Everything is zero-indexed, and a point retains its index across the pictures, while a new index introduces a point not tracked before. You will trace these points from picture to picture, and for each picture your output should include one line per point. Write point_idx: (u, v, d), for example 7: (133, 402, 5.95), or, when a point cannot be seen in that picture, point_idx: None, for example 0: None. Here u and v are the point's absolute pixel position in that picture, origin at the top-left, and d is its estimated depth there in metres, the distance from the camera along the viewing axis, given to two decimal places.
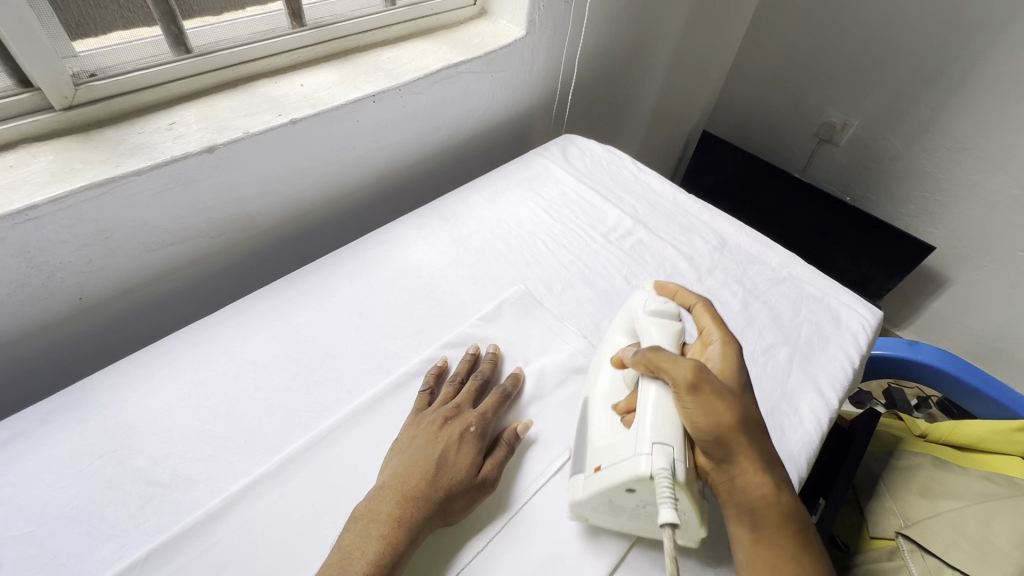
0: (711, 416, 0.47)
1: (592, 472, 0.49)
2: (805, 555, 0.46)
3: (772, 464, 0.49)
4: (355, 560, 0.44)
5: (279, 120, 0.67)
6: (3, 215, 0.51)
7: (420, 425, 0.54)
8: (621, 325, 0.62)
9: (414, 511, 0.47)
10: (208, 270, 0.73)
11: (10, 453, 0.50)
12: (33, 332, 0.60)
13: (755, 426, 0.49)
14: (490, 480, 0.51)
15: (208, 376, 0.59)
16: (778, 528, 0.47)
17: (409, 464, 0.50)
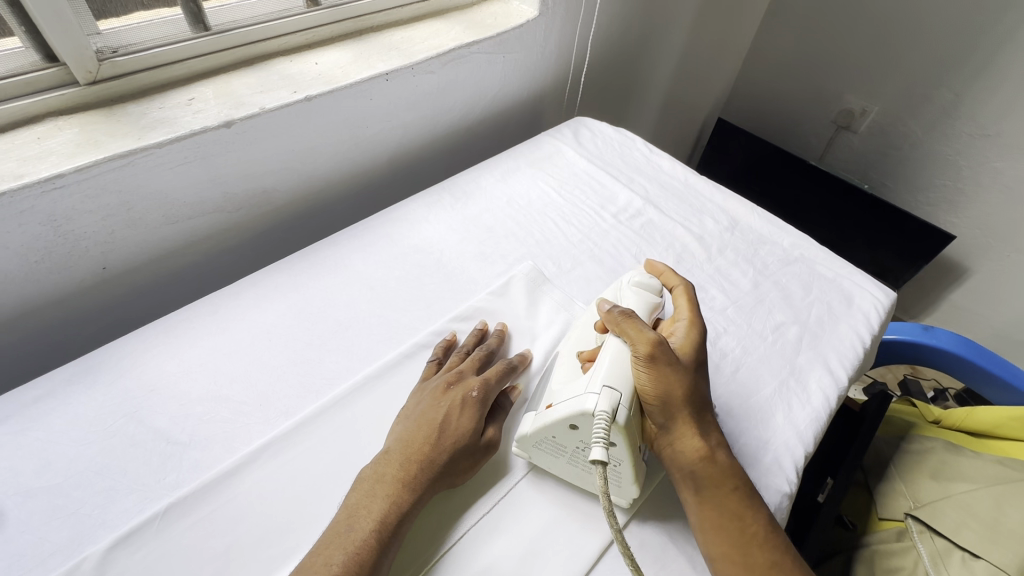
0: (659, 382, 0.49)
1: (546, 408, 0.51)
2: (750, 514, 0.48)
3: (711, 428, 0.51)
4: (360, 517, 0.45)
5: (295, 97, 0.69)
6: (33, 183, 0.53)
7: (424, 392, 0.55)
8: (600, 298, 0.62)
9: (417, 473, 0.47)
10: (225, 244, 0.75)
11: (37, 410, 0.53)
12: (58, 300, 0.62)
13: (698, 393, 0.51)
14: (491, 446, 0.52)
15: (224, 342, 0.60)
16: (723, 488, 0.49)
17: (413, 429, 0.51)
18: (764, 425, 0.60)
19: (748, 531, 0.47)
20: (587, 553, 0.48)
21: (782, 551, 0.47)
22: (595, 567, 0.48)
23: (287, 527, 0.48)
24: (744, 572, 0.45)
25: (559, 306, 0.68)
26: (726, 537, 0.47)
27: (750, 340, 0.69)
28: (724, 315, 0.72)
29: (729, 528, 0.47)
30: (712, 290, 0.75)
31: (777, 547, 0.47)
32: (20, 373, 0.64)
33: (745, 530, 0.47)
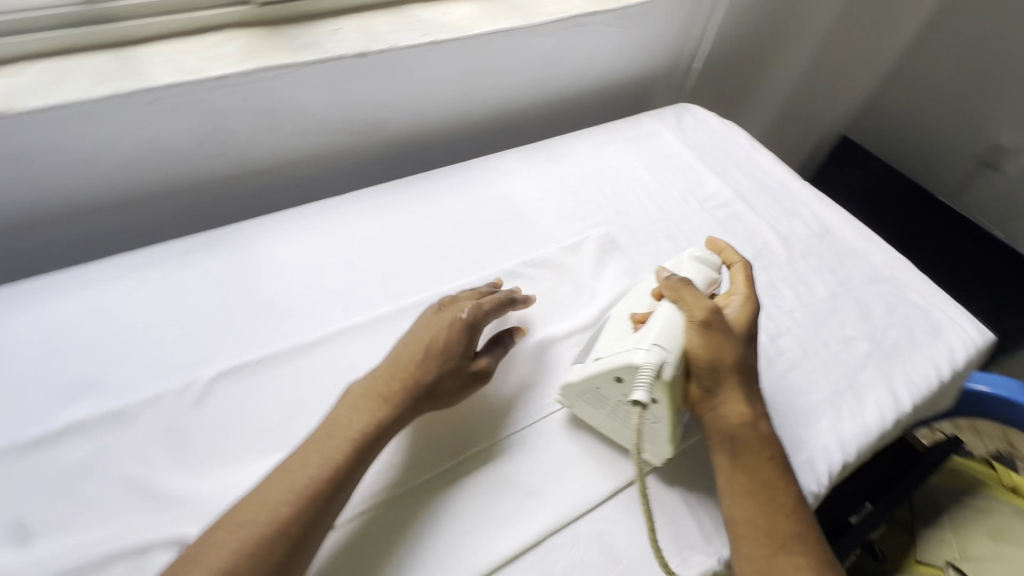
0: (711, 346, 0.51)
1: (593, 357, 0.54)
2: (783, 486, 0.49)
3: (758, 401, 0.53)
4: (341, 430, 0.48)
5: (422, 40, 0.76)
6: (207, 79, 0.65)
7: (416, 322, 0.57)
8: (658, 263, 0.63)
9: (400, 394, 0.51)
10: (339, 163, 0.84)
11: (174, 260, 0.64)
12: (202, 179, 0.74)
13: (748, 366, 0.53)
14: (477, 378, 0.55)
15: (324, 241, 0.69)
16: (761, 458, 0.50)
17: (399, 356, 0.53)
18: (805, 425, 0.60)
19: (778, 501, 0.49)
20: (600, 488, 0.52)
21: (809, 526, 0.48)
22: (604, 501, 0.52)
23: None
24: (767, 536, 0.47)
25: (624, 272, 0.71)
26: (755, 502, 0.48)
27: (813, 345, 0.68)
28: (791, 316, 0.70)
29: (760, 495, 0.49)
30: (784, 291, 0.73)
31: (804, 521, 0.48)
32: (158, 232, 0.76)
33: (776, 499, 0.49)
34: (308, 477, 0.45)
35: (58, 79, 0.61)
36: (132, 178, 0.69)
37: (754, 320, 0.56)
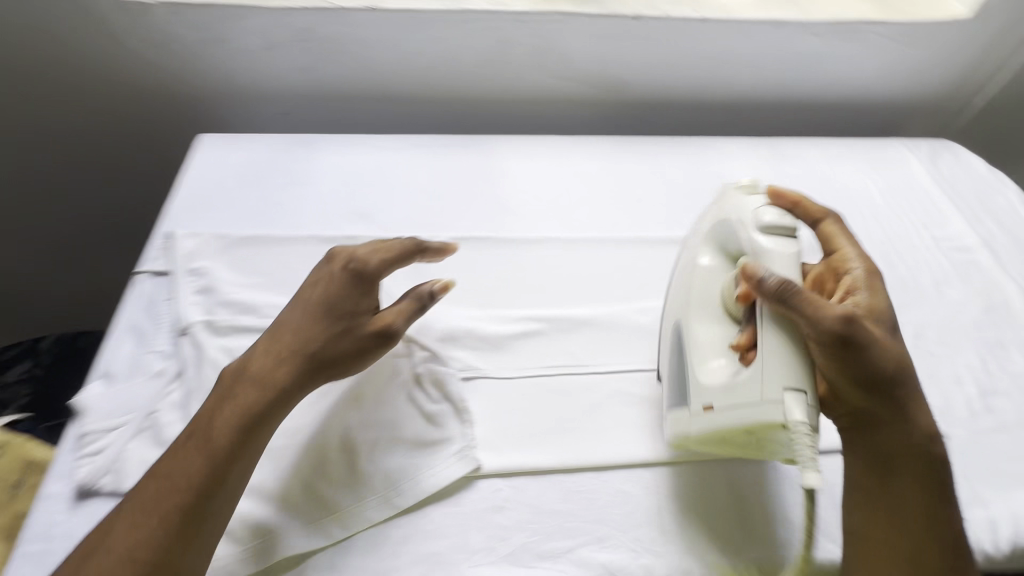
0: (850, 365, 0.45)
1: (708, 392, 0.47)
2: (943, 526, 0.46)
3: (922, 427, 0.48)
4: (223, 416, 0.44)
5: (694, 15, 0.80)
6: (510, 13, 0.78)
7: (305, 294, 0.51)
8: (711, 233, 0.54)
9: (289, 362, 0.47)
10: (578, 112, 0.92)
11: (441, 148, 0.79)
12: (469, 95, 0.88)
13: (903, 386, 0.47)
14: (381, 339, 0.50)
15: (553, 166, 0.79)
16: (920, 493, 0.47)
17: (291, 328, 0.49)
18: (993, 486, 0.55)
19: (933, 542, 0.45)
20: None
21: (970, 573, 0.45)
22: (753, 457, 0.54)
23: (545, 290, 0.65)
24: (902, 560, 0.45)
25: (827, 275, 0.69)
26: (902, 539, 0.46)
27: None
28: (1014, 381, 0.63)
29: (909, 531, 0.46)
30: (1014, 354, 0.65)
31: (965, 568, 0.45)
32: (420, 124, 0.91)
33: (932, 539, 0.46)
34: (186, 480, 0.42)
35: None
36: (425, 80, 0.85)
37: (888, 321, 0.50)
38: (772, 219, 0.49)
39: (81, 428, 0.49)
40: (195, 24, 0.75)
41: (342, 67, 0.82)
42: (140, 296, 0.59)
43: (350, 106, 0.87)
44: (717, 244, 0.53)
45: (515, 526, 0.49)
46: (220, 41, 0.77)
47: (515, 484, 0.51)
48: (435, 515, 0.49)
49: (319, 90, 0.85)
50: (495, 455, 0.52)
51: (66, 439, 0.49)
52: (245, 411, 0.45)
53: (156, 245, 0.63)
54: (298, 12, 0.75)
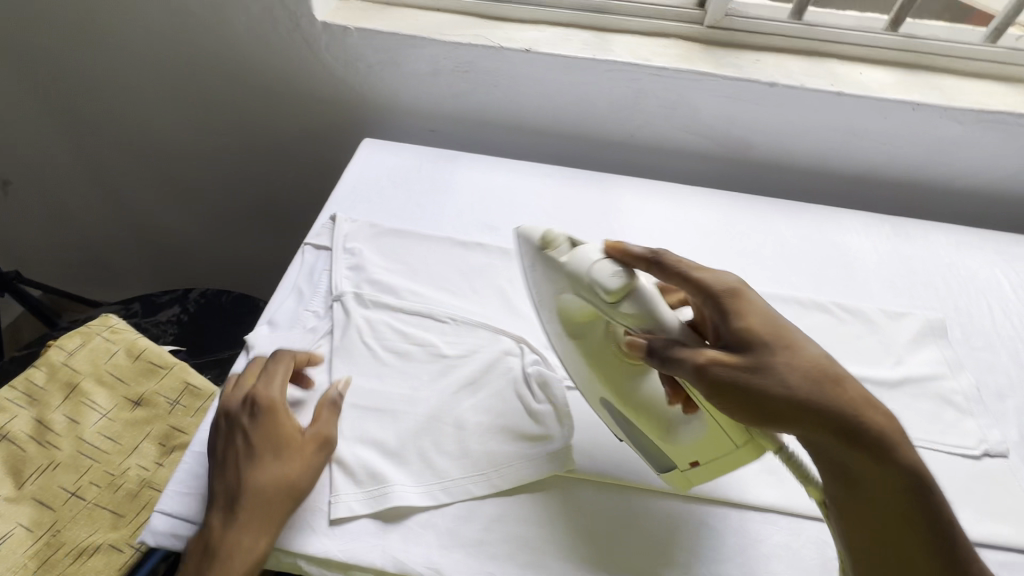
0: (747, 408, 0.43)
1: (682, 451, 0.51)
2: (950, 562, 0.41)
3: (883, 453, 0.42)
4: (245, 542, 0.45)
5: (830, 88, 0.83)
6: (651, 66, 0.84)
7: (228, 435, 0.51)
8: (556, 303, 0.53)
9: (271, 485, 0.48)
10: (696, 165, 0.97)
11: (567, 179, 0.86)
12: (598, 138, 0.95)
13: (833, 416, 0.42)
14: (321, 442, 0.51)
15: (668, 211, 0.84)
16: (910, 530, 0.42)
17: (243, 460, 0.49)
18: None
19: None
20: None
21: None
22: None
23: None
24: None
25: (942, 360, 0.68)
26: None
27: None
28: None
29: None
30: None
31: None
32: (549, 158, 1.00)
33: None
34: None
35: (561, 40, 0.87)
36: (560, 118, 0.93)
37: (769, 339, 0.45)
38: (613, 279, 0.49)
39: (251, 357, 0.59)
40: (378, 48, 0.88)
41: (490, 98, 0.92)
42: (304, 262, 0.70)
43: (489, 131, 0.97)
44: (570, 317, 0.53)
45: (597, 532, 0.51)
46: (394, 64, 0.90)
47: (604, 493, 0.54)
48: (528, 503, 0.53)
49: (465, 114, 0.95)
50: (590, 461, 0.55)
51: (236, 367, 0.59)
52: (252, 561, 0.45)
53: (321, 224, 0.74)
54: (465, 47, 0.86)
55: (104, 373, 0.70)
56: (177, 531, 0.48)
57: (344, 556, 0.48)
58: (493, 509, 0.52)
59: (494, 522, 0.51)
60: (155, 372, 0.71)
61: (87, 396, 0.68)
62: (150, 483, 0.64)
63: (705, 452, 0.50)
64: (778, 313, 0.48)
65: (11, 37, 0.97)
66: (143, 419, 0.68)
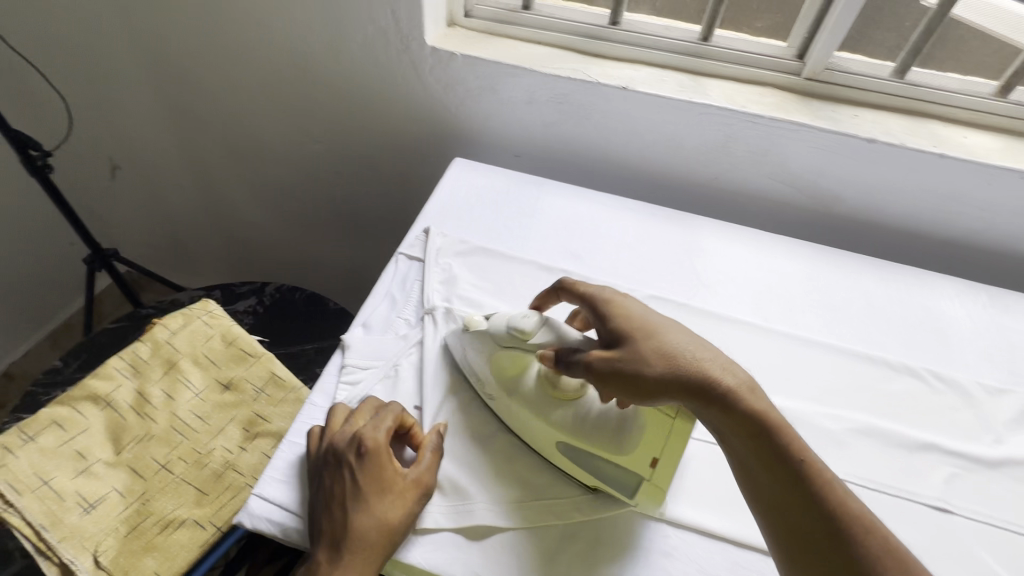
0: (632, 389, 0.48)
1: (635, 455, 0.51)
2: (823, 499, 0.43)
3: (735, 408, 0.46)
4: None
5: (932, 149, 0.81)
6: (746, 113, 0.85)
7: (332, 475, 0.50)
8: (488, 361, 0.57)
9: (374, 534, 0.48)
10: (779, 213, 0.96)
11: (651, 215, 0.87)
12: (681, 177, 0.96)
13: (691, 384, 0.47)
14: (424, 491, 0.51)
15: (752, 257, 0.83)
16: (780, 474, 0.45)
17: (348, 504, 0.48)
18: None
19: (817, 526, 0.43)
20: None
21: (879, 544, 0.41)
22: None
23: None
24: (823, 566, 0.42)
25: None
26: (788, 532, 0.43)
27: None
28: None
29: (792, 523, 0.43)
30: None
31: (869, 539, 0.41)
32: (630, 193, 1.02)
33: (816, 520, 0.43)
34: None
35: (657, 80, 0.89)
36: (645, 154, 0.95)
37: (631, 322, 0.52)
38: (522, 319, 0.55)
39: (343, 359, 0.62)
40: (479, 74, 0.92)
41: (580, 129, 0.95)
42: (397, 271, 0.73)
43: (572, 160, 1.00)
44: (502, 371, 0.57)
45: None
46: (491, 90, 0.93)
47: (684, 537, 0.53)
48: (607, 536, 0.52)
49: (553, 143, 0.98)
50: (673, 505, 0.54)
51: (331, 365, 0.61)
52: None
53: (414, 235, 0.77)
54: (562, 80, 0.89)
55: (200, 355, 0.74)
56: (273, 517, 0.50)
57: (427, 565, 0.49)
58: (568, 537, 0.52)
59: (571, 552, 0.51)
60: (245, 360, 0.74)
61: (183, 375, 0.72)
62: (233, 466, 0.67)
63: (654, 443, 0.51)
64: (653, 311, 0.54)
65: (147, 38, 1.06)
66: (231, 403, 0.72)
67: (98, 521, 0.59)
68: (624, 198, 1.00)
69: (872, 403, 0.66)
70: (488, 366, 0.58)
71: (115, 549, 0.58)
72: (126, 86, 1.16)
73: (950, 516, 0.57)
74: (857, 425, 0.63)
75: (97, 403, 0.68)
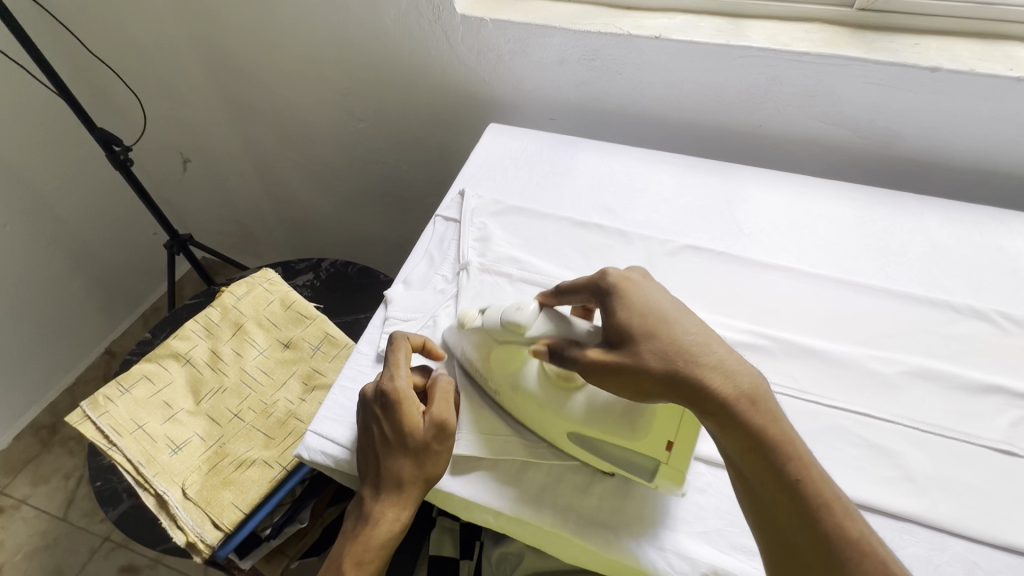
0: (629, 378, 0.47)
1: (650, 437, 0.49)
2: (818, 516, 0.42)
3: (736, 416, 0.44)
4: (392, 517, 0.52)
5: (1008, 73, 0.73)
6: (790, 52, 0.80)
7: (365, 423, 0.54)
8: (487, 356, 0.55)
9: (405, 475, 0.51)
10: (832, 157, 0.91)
11: (689, 166, 0.85)
12: (724, 126, 0.93)
13: (691, 386, 0.45)
14: (449, 429, 0.53)
15: (798, 203, 0.79)
16: (776, 487, 0.43)
17: (379, 450, 0.52)
18: None
19: (805, 542, 0.41)
20: (993, 531, 0.50)
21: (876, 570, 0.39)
22: (996, 544, 0.50)
23: (773, 314, 0.66)
24: None
25: None
26: (782, 547, 0.42)
27: None
28: None
29: (788, 540, 0.42)
30: None
31: (865, 562, 0.40)
32: (670, 148, 0.99)
33: (806, 535, 0.42)
34: (388, 547, 0.52)
35: (692, 27, 0.86)
36: (683, 106, 0.92)
37: (637, 313, 0.49)
38: (516, 312, 0.52)
39: (387, 312, 0.66)
40: (510, 38, 0.92)
41: (614, 85, 0.93)
42: (435, 232, 0.76)
43: (607, 119, 0.99)
44: (502, 365, 0.54)
45: (713, 510, 0.51)
46: (523, 53, 0.94)
47: (719, 475, 0.53)
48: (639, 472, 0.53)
49: (585, 101, 0.97)
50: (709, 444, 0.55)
51: (376, 319, 0.66)
52: (398, 527, 0.52)
53: (451, 198, 0.80)
54: (593, 35, 0.87)
55: (263, 318, 0.81)
56: (327, 450, 0.56)
57: (466, 493, 0.52)
58: (601, 474, 0.53)
59: (603, 485, 0.53)
60: (302, 321, 0.81)
61: (249, 335, 0.80)
62: (295, 415, 0.74)
63: (668, 425, 0.48)
64: (661, 296, 0.50)
65: (202, 32, 1.14)
66: (291, 359, 0.79)
67: (184, 460, 0.67)
68: (663, 153, 0.98)
69: (930, 347, 0.62)
70: (486, 362, 0.55)
71: (198, 483, 0.65)
72: (188, 80, 1.26)
73: (1017, 459, 0.54)
74: (912, 368, 0.60)
75: (179, 360, 0.77)
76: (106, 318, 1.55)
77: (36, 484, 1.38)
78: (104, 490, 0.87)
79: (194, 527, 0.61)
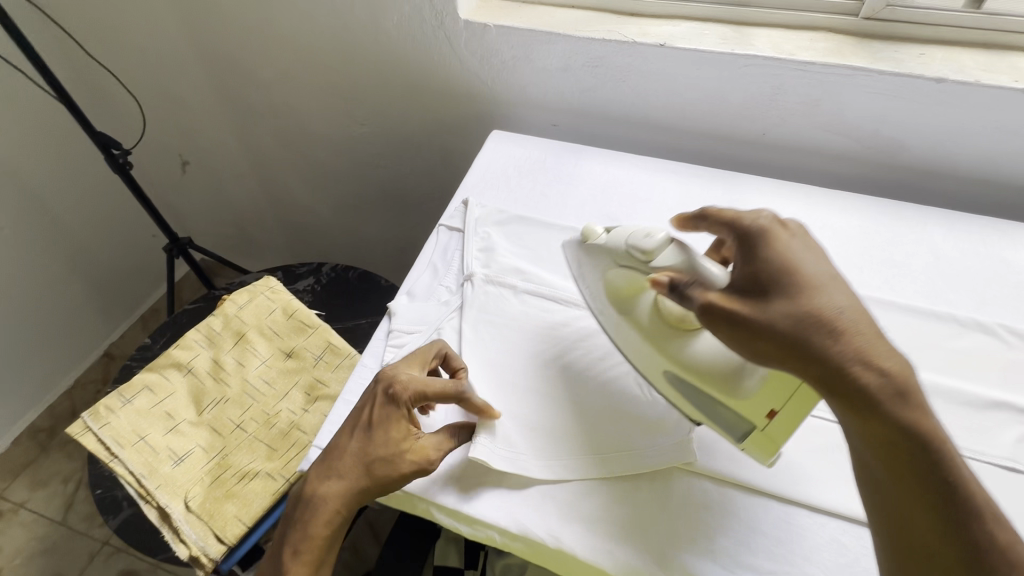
0: (748, 340, 0.45)
1: (754, 400, 0.49)
2: (964, 522, 0.38)
3: (878, 404, 0.41)
4: (325, 500, 0.54)
5: (1012, 85, 0.73)
6: (795, 61, 0.80)
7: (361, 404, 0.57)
8: (603, 283, 0.59)
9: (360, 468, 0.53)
10: (835, 166, 0.90)
11: (693, 175, 0.84)
12: (727, 134, 0.92)
13: (824, 363, 0.42)
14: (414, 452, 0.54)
15: (802, 213, 0.79)
16: (913, 484, 0.40)
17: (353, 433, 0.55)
18: None
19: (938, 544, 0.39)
20: None
21: None
22: None
23: None
24: None
25: None
26: (910, 546, 0.40)
27: None
28: None
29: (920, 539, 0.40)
30: None
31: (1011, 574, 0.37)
32: (672, 155, 0.99)
33: (941, 537, 0.39)
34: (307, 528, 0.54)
35: (697, 35, 0.86)
36: (687, 114, 0.92)
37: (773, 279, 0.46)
38: (644, 239, 0.55)
39: (391, 325, 0.66)
40: (513, 44, 0.92)
41: (617, 93, 0.93)
42: (438, 242, 0.76)
43: (611, 126, 0.98)
44: (617, 291, 0.58)
45: (719, 530, 0.51)
46: (526, 59, 0.93)
47: (726, 494, 0.53)
48: (645, 490, 0.54)
49: (589, 108, 0.97)
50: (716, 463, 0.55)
51: (379, 331, 0.66)
52: (327, 516, 0.53)
53: (454, 207, 0.80)
54: (597, 43, 0.87)
55: (264, 326, 0.80)
56: None
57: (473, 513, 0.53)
58: (608, 490, 0.54)
59: (611, 503, 0.53)
60: (304, 330, 0.80)
61: (251, 344, 0.79)
62: (297, 426, 0.74)
63: (776, 395, 0.48)
64: (808, 260, 0.47)
65: (203, 36, 1.13)
66: (294, 369, 0.78)
67: (186, 472, 0.67)
68: (666, 160, 0.97)
69: (934, 361, 0.62)
70: (604, 288, 0.59)
71: (200, 495, 0.65)
72: (187, 82, 1.25)
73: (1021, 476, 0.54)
74: None
75: (180, 369, 0.76)
76: (104, 321, 1.55)
77: (34, 487, 1.38)
78: (104, 498, 0.86)
79: (197, 541, 0.61)
